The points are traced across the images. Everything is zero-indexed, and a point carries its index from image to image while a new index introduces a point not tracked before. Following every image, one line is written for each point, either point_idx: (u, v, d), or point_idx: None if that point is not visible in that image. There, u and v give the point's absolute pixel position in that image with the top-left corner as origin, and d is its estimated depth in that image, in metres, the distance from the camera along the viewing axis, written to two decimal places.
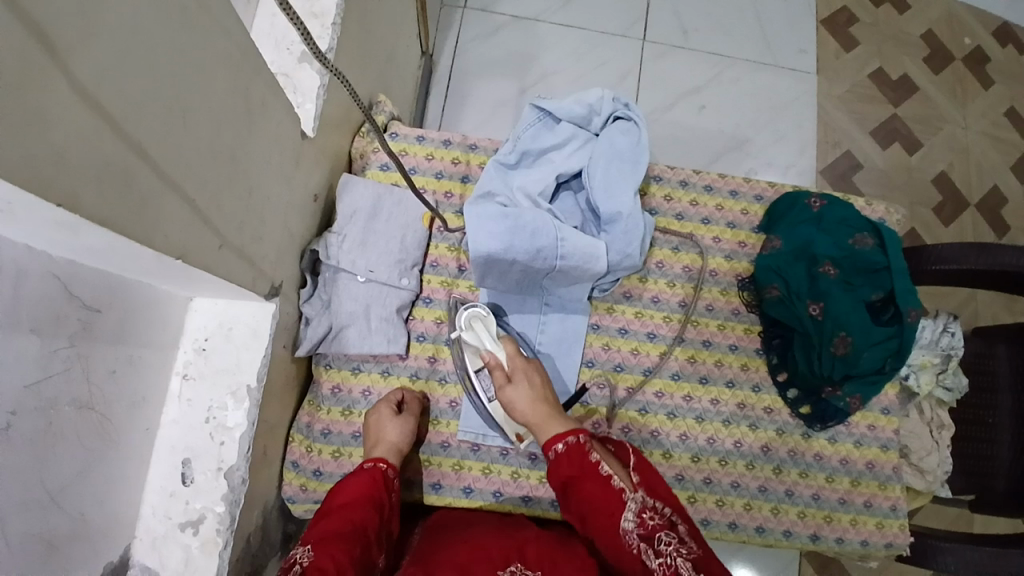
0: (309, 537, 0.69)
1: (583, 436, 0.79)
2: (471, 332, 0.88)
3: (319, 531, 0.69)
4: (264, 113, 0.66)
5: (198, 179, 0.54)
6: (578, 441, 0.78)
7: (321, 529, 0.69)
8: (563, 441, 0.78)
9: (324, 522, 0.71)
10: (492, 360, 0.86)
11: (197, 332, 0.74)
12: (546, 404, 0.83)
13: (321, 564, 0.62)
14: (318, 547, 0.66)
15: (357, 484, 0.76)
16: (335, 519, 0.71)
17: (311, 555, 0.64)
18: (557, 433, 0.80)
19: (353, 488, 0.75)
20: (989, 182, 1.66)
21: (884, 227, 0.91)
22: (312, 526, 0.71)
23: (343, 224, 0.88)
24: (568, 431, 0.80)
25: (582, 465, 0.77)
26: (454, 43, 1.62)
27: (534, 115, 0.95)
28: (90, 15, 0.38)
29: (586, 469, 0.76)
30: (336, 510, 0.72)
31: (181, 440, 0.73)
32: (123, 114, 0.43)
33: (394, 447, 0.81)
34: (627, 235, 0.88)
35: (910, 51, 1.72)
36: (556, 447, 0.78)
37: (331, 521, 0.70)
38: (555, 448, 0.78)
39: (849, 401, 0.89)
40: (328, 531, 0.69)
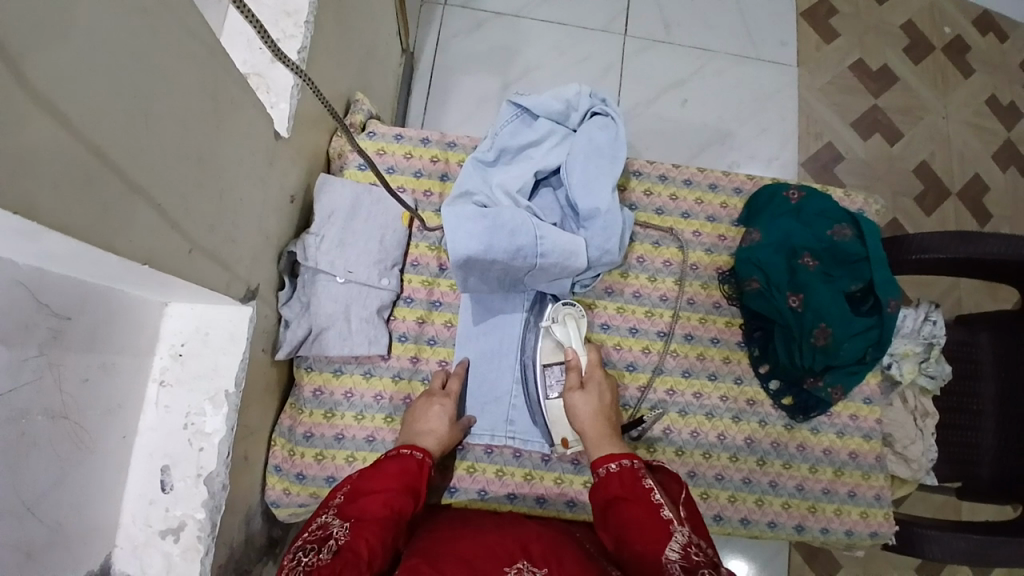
0: (347, 514, 0.71)
1: (638, 462, 0.78)
2: (562, 326, 0.89)
3: (357, 509, 0.71)
4: (234, 113, 0.65)
5: (164, 183, 0.53)
6: (630, 464, 0.77)
7: (357, 508, 0.71)
8: (616, 461, 0.78)
9: (363, 499, 0.72)
10: (572, 359, 0.87)
11: (173, 337, 0.74)
12: (607, 423, 0.83)
13: (354, 548, 0.65)
14: (355, 528, 0.68)
15: (404, 469, 0.77)
16: (375, 502, 0.72)
17: (347, 536, 0.67)
18: (610, 454, 0.79)
19: (398, 471, 0.76)
20: (970, 171, 1.67)
21: (863, 218, 0.91)
22: (347, 501, 0.73)
23: (320, 225, 0.87)
24: (622, 453, 0.79)
25: (635, 490, 0.74)
26: (435, 40, 1.61)
27: (512, 112, 0.95)
28: (45, 15, 0.37)
29: (630, 491, 0.74)
30: (377, 488, 0.74)
31: (159, 446, 0.72)
32: (84, 120, 0.42)
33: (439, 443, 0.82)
34: (607, 231, 0.88)
35: (890, 42, 1.73)
36: (608, 464, 0.78)
37: (371, 503, 0.72)
38: (606, 466, 0.77)
39: (830, 392, 0.89)
40: (366, 512, 0.71)
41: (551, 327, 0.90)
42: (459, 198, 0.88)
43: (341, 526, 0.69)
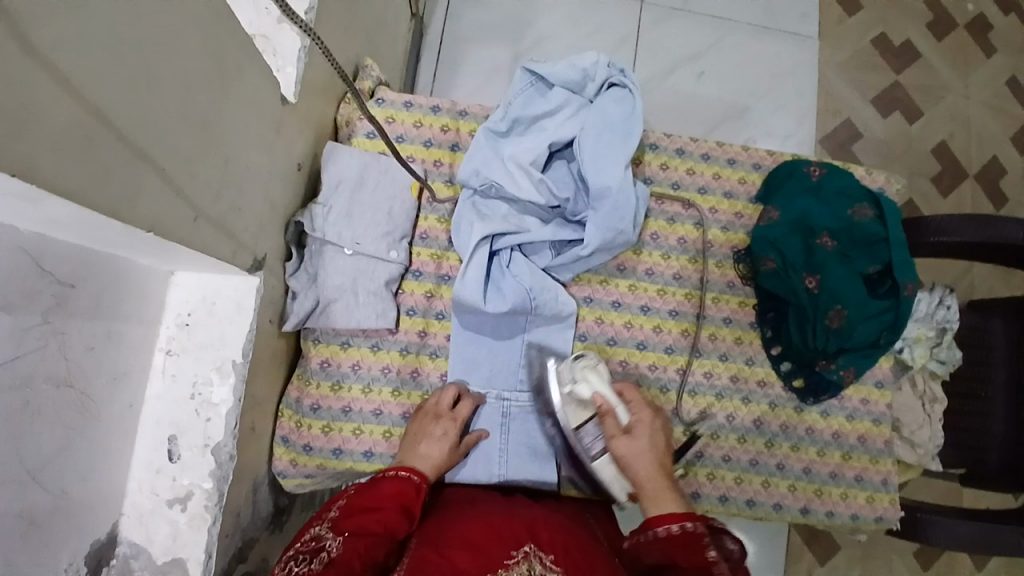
0: (343, 527, 0.68)
1: (702, 526, 0.68)
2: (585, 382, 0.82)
3: (352, 523, 0.68)
4: (239, 76, 0.62)
5: (168, 148, 0.51)
6: (695, 529, 0.68)
7: (351, 522, 0.68)
8: (681, 522, 0.68)
9: (359, 516, 0.69)
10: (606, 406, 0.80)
11: (179, 307, 0.72)
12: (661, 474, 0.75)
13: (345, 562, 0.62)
14: (346, 544, 0.65)
15: (402, 492, 0.74)
16: (371, 518, 0.69)
17: (339, 547, 0.64)
18: (670, 514, 0.70)
19: (397, 492, 0.74)
20: (988, 153, 1.63)
21: (884, 198, 0.89)
22: (343, 515, 0.70)
23: (328, 194, 0.85)
24: (685, 514, 0.69)
25: (690, 561, 0.65)
26: (444, 6, 1.56)
27: (526, 80, 0.92)
28: None
29: (683, 547, 0.66)
30: (375, 503, 0.71)
31: (166, 415, 0.72)
32: (84, 78, 0.40)
33: (432, 466, 0.79)
34: (618, 209, 0.86)
35: (914, 17, 1.67)
36: (669, 525, 0.68)
37: (368, 519, 0.69)
38: (669, 527, 0.68)
39: (842, 374, 0.88)
40: (362, 528, 0.68)
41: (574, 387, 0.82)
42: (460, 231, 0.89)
43: (335, 539, 0.66)
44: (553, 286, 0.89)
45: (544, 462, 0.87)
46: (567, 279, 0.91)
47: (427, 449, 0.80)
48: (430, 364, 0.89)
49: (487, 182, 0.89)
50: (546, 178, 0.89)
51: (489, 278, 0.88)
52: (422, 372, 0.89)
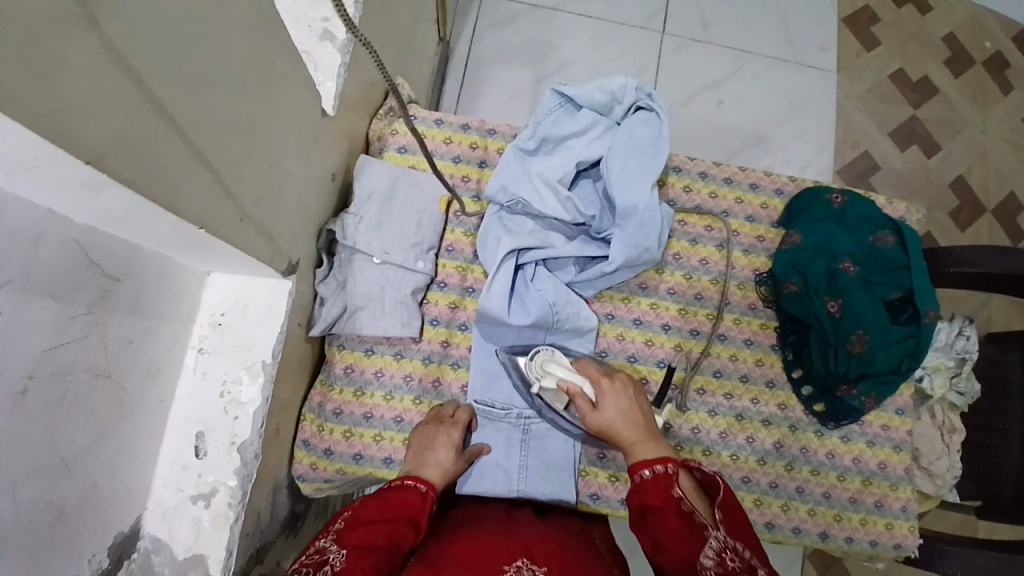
0: (345, 540, 0.65)
1: (672, 466, 0.72)
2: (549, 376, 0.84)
3: (356, 537, 0.66)
4: (284, 85, 0.65)
5: (220, 148, 0.54)
6: (664, 470, 0.72)
7: (356, 535, 0.66)
8: (650, 467, 0.72)
9: (363, 528, 0.67)
10: (573, 387, 0.82)
11: (213, 307, 0.75)
12: (640, 425, 0.79)
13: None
14: (351, 557, 0.63)
15: (406, 501, 0.72)
16: (375, 530, 0.67)
17: (343, 561, 0.62)
18: (645, 459, 0.74)
19: (402, 501, 0.72)
20: (1007, 188, 1.64)
21: (906, 226, 0.90)
22: (346, 529, 0.67)
23: (360, 204, 0.87)
24: (657, 458, 0.73)
25: (670, 500, 0.69)
26: (472, 30, 1.61)
27: (556, 101, 0.95)
28: None
29: (658, 492, 0.70)
30: (379, 516, 0.69)
31: (194, 413, 0.73)
32: (150, 77, 0.42)
33: (442, 473, 0.78)
34: (643, 228, 0.87)
35: (931, 53, 1.70)
36: (642, 471, 0.72)
37: (372, 531, 0.67)
38: (641, 473, 0.72)
39: (863, 399, 0.88)
40: (367, 541, 0.65)
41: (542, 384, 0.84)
42: (488, 245, 0.91)
43: (338, 551, 0.64)
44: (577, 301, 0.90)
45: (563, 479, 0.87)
46: (589, 295, 0.92)
47: (439, 456, 0.80)
48: (452, 374, 0.91)
49: (515, 198, 0.91)
50: (572, 196, 0.91)
51: (514, 292, 0.90)
52: (444, 382, 0.90)
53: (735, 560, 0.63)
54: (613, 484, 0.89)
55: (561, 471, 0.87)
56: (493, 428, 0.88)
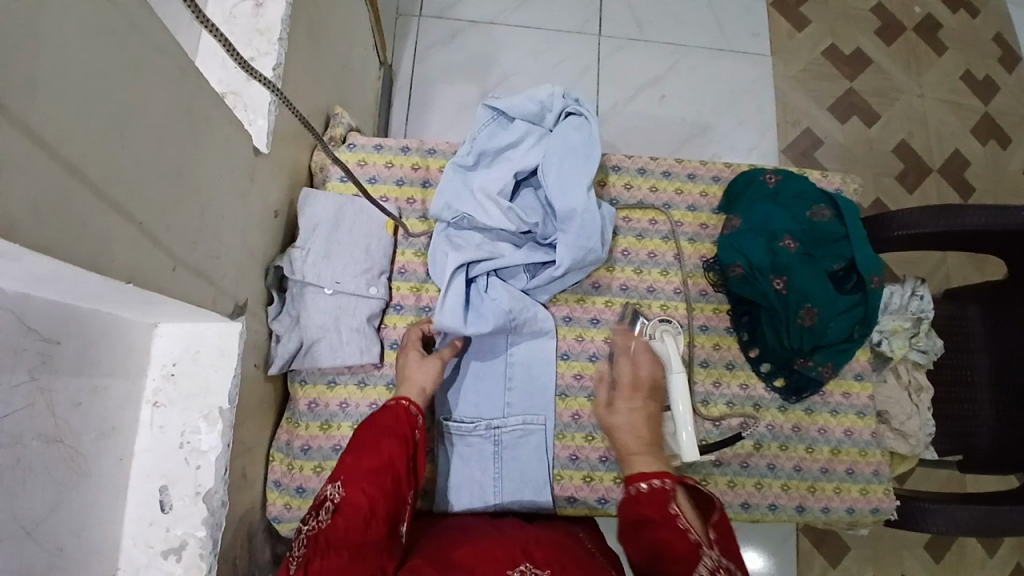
0: (338, 473, 0.73)
1: (669, 482, 0.72)
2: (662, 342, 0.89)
3: (349, 465, 0.73)
4: (210, 130, 0.65)
5: (143, 200, 0.54)
6: (663, 485, 0.72)
7: (348, 466, 0.73)
8: (648, 479, 0.73)
9: (353, 455, 0.74)
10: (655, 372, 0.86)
11: (164, 357, 0.74)
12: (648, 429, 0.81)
13: (353, 502, 0.69)
14: (349, 489, 0.71)
15: (386, 421, 0.78)
16: (363, 456, 0.74)
17: (342, 493, 0.71)
18: (643, 472, 0.75)
19: (385, 422, 0.78)
20: (948, 148, 1.70)
21: (840, 198, 0.93)
22: (341, 461, 0.75)
23: (305, 238, 0.87)
24: (655, 473, 0.74)
25: (665, 511, 0.69)
26: (412, 52, 1.63)
27: (488, 115, 0.96)
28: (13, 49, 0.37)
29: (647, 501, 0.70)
30: (365, 442, 0.75)
31: (156, 467, 0.72)
32: (59, 139, 0.42)
33: (420, 388, 0.84)
34: (585, 229, 0.89)
35: (861, 26, 1.76)
36: (640, 484, 0.73)
37: (361, 458, 0.74)
38: (639, 485, 0.73)
39: (821, 370, 0.90)
40: (359, 467, 0.73)
41: (649, 344, 0.89)
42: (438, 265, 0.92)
43: (337, 485, 0.72)
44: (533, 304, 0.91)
45: (539, 485, 0.87)
46: (545, 301, 0.94)
47: (415, 374, 0.85)
48: None
49: (459, 213, 0.92)
50: (514, 206, 0.92)
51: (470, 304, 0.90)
52: None
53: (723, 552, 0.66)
54: (589, 485, 0.89)
55: (538, 478, 0.88)
56: (465, 444, 0.88)
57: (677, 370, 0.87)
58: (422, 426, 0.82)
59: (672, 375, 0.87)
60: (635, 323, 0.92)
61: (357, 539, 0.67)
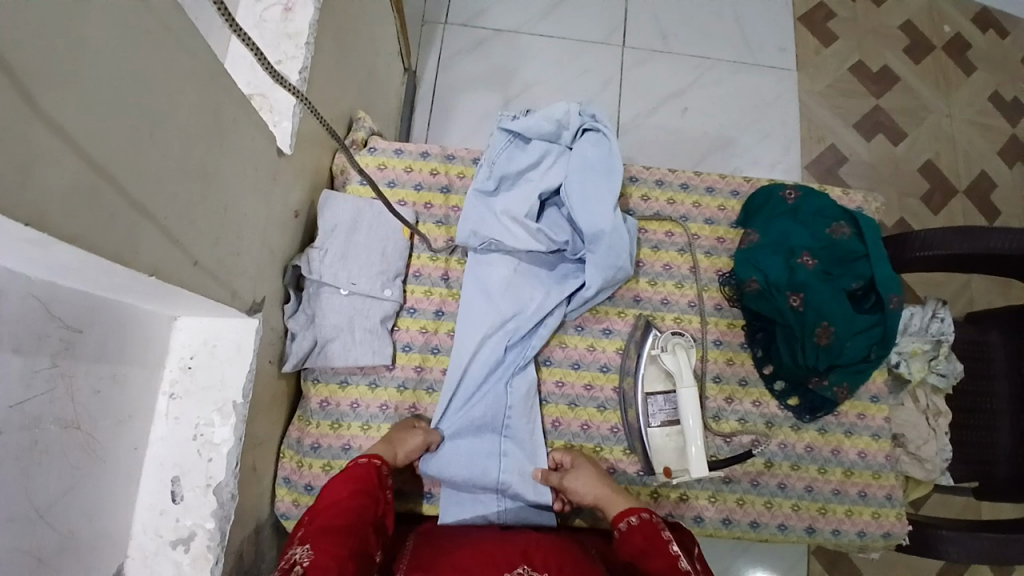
0: (305, 537, 0.69)
1: (654, 516, 0.78)
2: (673, 355, 0.88)
3: (314, 531, 0.70)
4: (236, 130, 0.67)
5: (168, 197, 0.56)
6: (650, 517, 0.77)
7: (315, 528, 0.70)
8: (636, 513, 0.78)
9: (315, 520, 0.72)
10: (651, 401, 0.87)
11: (182, 350, 0.76)
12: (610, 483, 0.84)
13: (322, 563, 0.65)
14: (316, 549, 0.67)
15: (351, 476, 0.77)
16: (327, 516, 0.72)
17: (310, 556, 0.66)
18: (624, 511, 0.79)
19: (351, 478, 0.77)
20: (976, 168, 1.66)
21: (861, 216, 0.92)
22: (306, 526, 0.71)
23: (324, 239, 0.89)
24: (637, 509, 0.79)
25: (656, 543, 0.74)
26: (437, 59, 1.65)
27: (504, 139, 0.99)
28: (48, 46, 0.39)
29: (646, 553, 0.73)
30: (327, 501, 0.74)
31: (169, 457, 0.74)
32: (90, 135, 0.44)
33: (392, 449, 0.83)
34: (613, 250, 0.90)
35: (889, 43, 1.74)
36: (629, 518, 0.77)
37: (324, 519, 0.71)
38: (627, 520, 0.77)
39: (836, 391, 0.89)
40: (323, 529, 0.70)
41: (660, 355, 0.89)
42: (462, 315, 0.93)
43: (302, 548, 0.67)
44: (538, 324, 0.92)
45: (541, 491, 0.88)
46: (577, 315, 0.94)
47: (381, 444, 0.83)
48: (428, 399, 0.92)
49: (485, 239, 0.94)
50: (541, 227, 0.94)
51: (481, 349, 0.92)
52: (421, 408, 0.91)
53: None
54: None
55: (540, 484, 0.88)
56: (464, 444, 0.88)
57: (687, 384, 0.87)
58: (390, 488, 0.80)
59: (681, 389, 0.87)
60: (646, 335, 0.92)
61: None
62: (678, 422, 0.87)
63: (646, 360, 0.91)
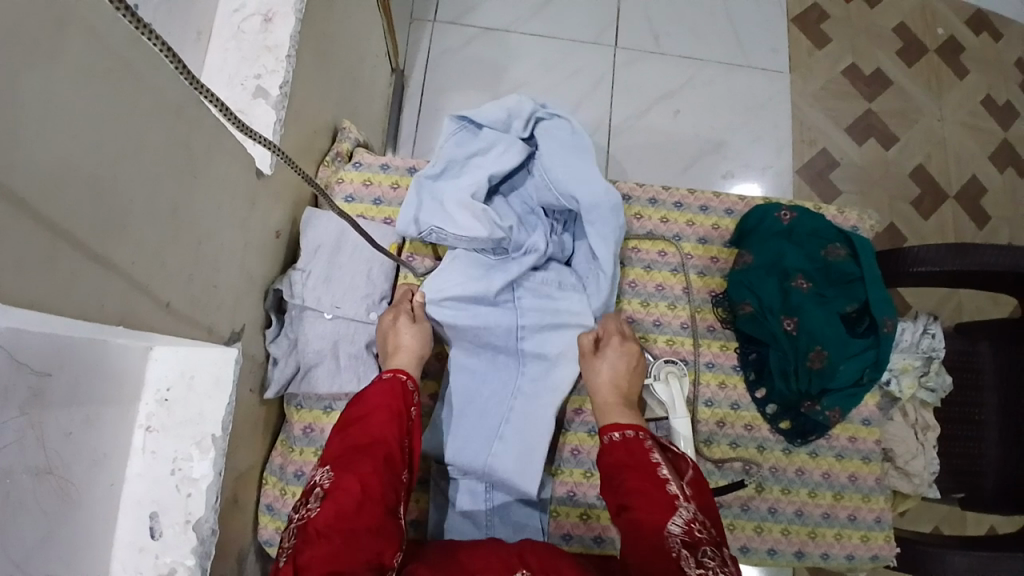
0: (328, 457, 0.73)
1: (642, 432, 0.78)
2: (665, 384, 0.86)
3: (338, 449, 0.73)
4: (210, 159, 0.64)
5: (136, 243, 0.53)
6: (636, 435, 0.78)
7: (338, 448, 0.73)
8: (621, 430, 0.78)
9: (341, 438, 0.74)
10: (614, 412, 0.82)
11: (157, 383, 0.72)
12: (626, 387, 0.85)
13: (341, 488, 0.68)
14: (336, 473, 0.70)
15: (385, 394, 0.78)
16: (356, 434, 0.73)
17: (331, 478, 0.70)
18: (616, 422, 0.80)
19: (384, 394, 0.78)
20: (966, 173, 1.66)
21: (856, 237, 0.90)
22: (333, 441, 0.75)
23: (307, 259, 0.86)
24: (628, 424, 0.79)
25: (637, 456, 0.75)
26: (424, 58, 1.60)
27: (456, 126, 0.96)
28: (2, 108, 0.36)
29: (636, 467, 0.74)
30: (362, 414, 0.76)
31: (147, 493, 0.70)
32: (41, 194, 0.41)
33: (413, 355, 0.84)
34: (613, 212, 0.90)
35: (883, 45, 1.72)
36: (613, 433, 0.78)
37: (350, 439, 0.73)
38: (612, 435, 0.78)
39: (828, 415, 0.87)
40: (348, 450, 0.72)
41: (653, 385, 0.87)
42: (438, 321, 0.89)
43: (324, 471, 0.71)
44: (523, 308, 0.91)
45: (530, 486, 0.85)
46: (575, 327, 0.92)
47: (407, 342, 0.84)
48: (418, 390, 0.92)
49: (426, 226, 0.90)
50: (488, 209, 0.90)
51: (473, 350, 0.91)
52: None
53: (702, 532, 0.67)
54: (585, 522, 0.88)
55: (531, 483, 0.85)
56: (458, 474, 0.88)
57: (681, 415, 0.85)
58: (416, 403, 0.81)
59: (675, 419, 0.85)
60: None
61: (347, 525, 0.65)
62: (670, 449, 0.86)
63: (638, 389, 0.89)
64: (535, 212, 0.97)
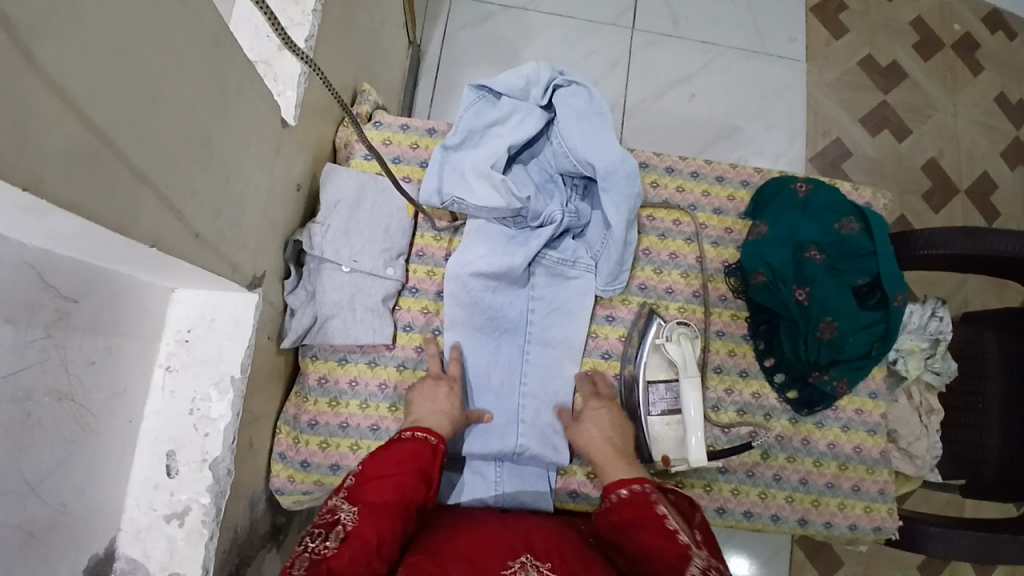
0: (356, 498, 0.71)
1: (649, 486, 0.75)
2: (677, 343, 0.88)
3: (369, 494, 0.71)
4: (240, 99, 0.65)
5: (169, 166, 0.53)
6: (642, 489, 0.75)
7: (366, 493, 0.71)
8: (627, 486, 0.75)
9: (366, 486, 0.72)
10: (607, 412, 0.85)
11: (179, 323, 0.73)
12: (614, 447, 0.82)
13: (358, 535, 0.65)
14: (358, 517, 0.68)
15: (415, 453, 0.75)
16: (377, 489, 0.71)
17: (354, 522, 0.67)
18: (621, 479, 0.77)
19: (410, 455, 0.75)
20: (978, 169, 1.66)
21: (871, 212, 0.91)
22: (356, 488, 0.72)
23: (325, 214, 0.87)
24: (634, 478, 0.77)
25: (646, 514, 0.71)
26: (441, 33, 1.61)
27: (475, 95, 0.97)
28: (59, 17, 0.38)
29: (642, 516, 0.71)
30: (374, 473, 0.73)
31: (164, 431, 0.72)
32: (88, 100, 0.42)
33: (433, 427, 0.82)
34: (628, 178, 0.90)
35: (900, 38, 1.72)
36: (619, 490, 0.75)
37: (373, 491, 0.71)
38: (619, 492, 0.75)
39: (836, 386, 0.89)
40: (372, 500, 0.70)
41: (665, 345, 0.88)
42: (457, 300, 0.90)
43: (350, 511, 0.69)
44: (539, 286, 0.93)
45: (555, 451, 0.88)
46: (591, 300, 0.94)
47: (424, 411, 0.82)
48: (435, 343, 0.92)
49: (448, 197, 0.91)
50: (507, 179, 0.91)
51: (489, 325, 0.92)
52: (394, 383, 0.90)
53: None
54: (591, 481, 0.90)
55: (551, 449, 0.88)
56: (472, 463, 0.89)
57: (691, 374, 0.87)
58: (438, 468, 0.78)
59: (685, 378, 0.87)
60: (643, 326, 0.92)
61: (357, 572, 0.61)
62: (680, 411, 0.87)
63: (649, 349, 0.89)
64: (554, 179, 0.98)
